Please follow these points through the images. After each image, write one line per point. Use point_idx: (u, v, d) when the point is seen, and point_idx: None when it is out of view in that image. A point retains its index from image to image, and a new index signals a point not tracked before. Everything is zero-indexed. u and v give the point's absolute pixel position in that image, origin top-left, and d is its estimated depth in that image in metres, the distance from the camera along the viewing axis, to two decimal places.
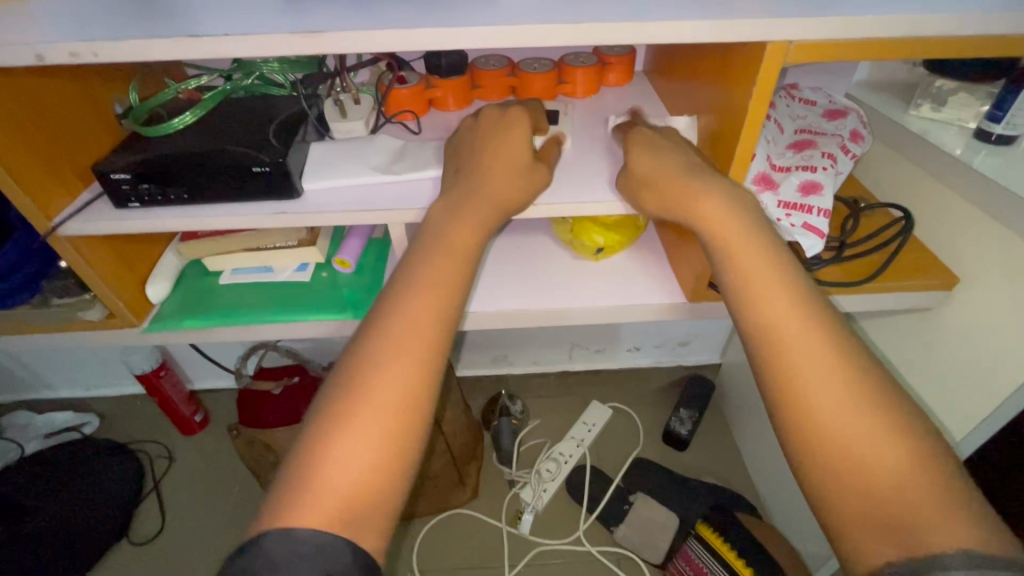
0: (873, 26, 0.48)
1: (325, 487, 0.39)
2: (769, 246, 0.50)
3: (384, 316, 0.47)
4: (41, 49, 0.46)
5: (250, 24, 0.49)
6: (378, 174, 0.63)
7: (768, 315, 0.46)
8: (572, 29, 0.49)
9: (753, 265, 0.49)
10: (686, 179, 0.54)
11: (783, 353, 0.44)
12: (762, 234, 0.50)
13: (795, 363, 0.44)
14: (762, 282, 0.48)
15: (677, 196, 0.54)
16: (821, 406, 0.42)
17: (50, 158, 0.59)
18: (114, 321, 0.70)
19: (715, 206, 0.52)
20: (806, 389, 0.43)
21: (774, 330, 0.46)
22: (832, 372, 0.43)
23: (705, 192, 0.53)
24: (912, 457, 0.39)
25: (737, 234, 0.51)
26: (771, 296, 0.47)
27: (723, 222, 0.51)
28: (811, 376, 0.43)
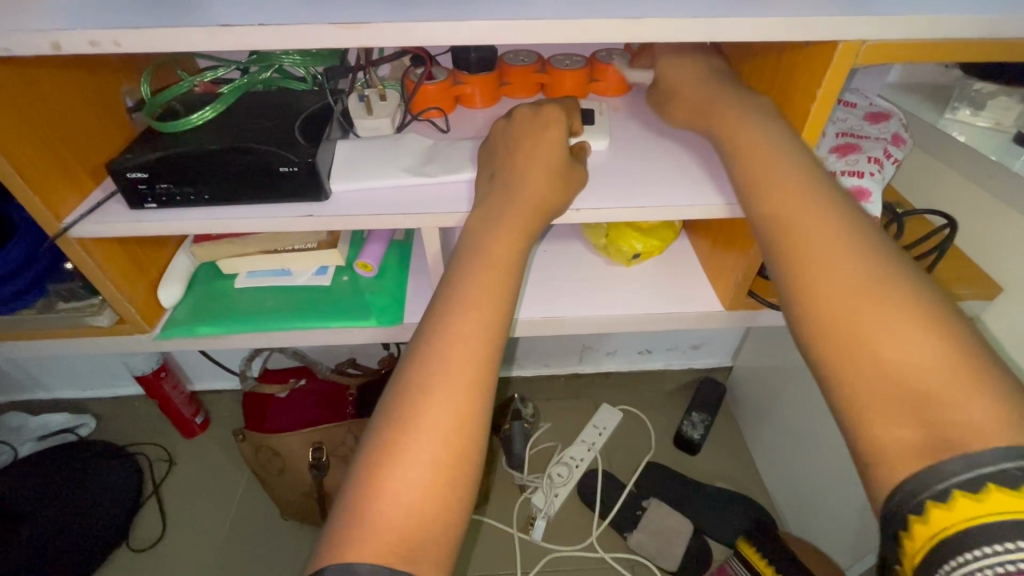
0: (952, 24, 0.45)
1: (382, 522, 0.40)
2: (782, 137, 0.48)
3: (433, 342, 0.46)
4: (58, 37, 0.43)
5: (284, 14, 0.45)
6: (410, 175, 0.60)
7: (773, 194, 0.44)
8: (632, 24, 0.46)
9: (762, 153, 0.47)
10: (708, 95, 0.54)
11: (791, 232, 0.42)
12: (774, 130, 0.48)
13: (805, 240, 0.41)
14: (771, 167, 0.46)
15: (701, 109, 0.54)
16: (829, 282, 0.39)
17: (60, 154, 0.55)
18: (124, 327, 0.67)
19: (731, 111, 0.51)
20: (815, 264, 0.40)
21: (783, 210, 0.43)
22: (846, 248, 0.40)
23: (721, 102, 0.53)
24: (935, 332, 0.36)
25: (748, 128, 0.49)
26: (780, 178, 0.45)
27: (734, 122, 0.50)
28: (822, 250, 0.40)
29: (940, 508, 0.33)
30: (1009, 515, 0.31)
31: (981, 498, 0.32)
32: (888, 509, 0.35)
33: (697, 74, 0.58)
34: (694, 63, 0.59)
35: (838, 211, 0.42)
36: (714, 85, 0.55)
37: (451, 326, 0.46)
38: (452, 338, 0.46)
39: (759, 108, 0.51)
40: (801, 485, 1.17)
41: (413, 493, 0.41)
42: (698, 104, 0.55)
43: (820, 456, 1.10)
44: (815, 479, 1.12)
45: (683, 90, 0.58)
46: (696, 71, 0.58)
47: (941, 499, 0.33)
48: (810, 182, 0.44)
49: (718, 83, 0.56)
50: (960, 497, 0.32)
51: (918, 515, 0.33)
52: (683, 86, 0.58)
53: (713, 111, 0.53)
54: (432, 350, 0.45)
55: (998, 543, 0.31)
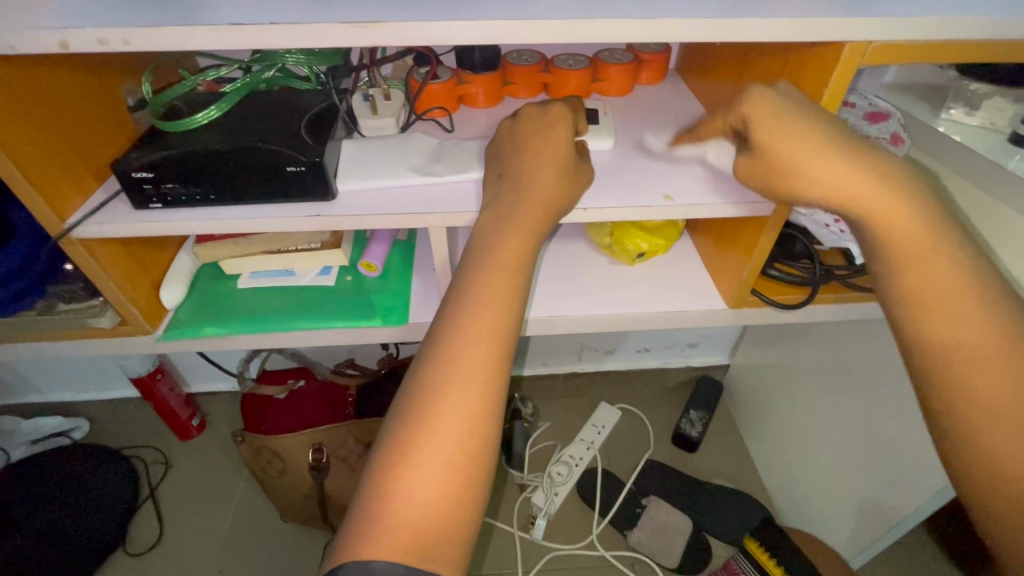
0: (957, 24, 0.46)
1: (397, 520, 0.40)
2: (940, 229, 0.45)
3: (444, 340, 0.46)
4: (65, 35, 0.42)
5: (296, 12, 0.45)
6: (417, 175, 0.60)
7: (932, 299, 0.44)
8: (642, 24, 0.46)
9: (923, 254, 0.44)
10: (850, 170, 0.45)
11: (947, 349, 0.43)
12: (931, 215, 0.45)
13: (964, 358, 0.43)
14: (932, 271, 0.44)
15: (837, 187, 0.45)
16: (986, 395, 0.42)
17: (63, 154, 0.54)
18: (126, 328, 0.66)
19: (881, 192, 0.44)
20: (972, 380, 0.42)
21: (942, 327, 0.44)
22: (1005, 362, 0.42)
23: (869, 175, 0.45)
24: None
25: (907, 220, 0.44)
26: (939, 286, 0.44)
27: (893, 211, 0.44)
28: (982, 368, 0.42)
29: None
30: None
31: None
32: None
33: (826, 134, 0.46)
34: (808, 116, 0.46)
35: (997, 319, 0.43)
36: (852, 150, 0.45)
37: (463, 325, 0.46)
38: (465, 338, 0.45)
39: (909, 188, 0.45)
40: (799, 482, 1.17)
41: (428, 491, 0.41)
42: (839, 181, 0.45)
43: (818, 453, 1.11)
44: (814, 476, 1.13)
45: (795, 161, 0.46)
46: (816, 129, 0.46)
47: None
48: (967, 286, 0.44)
49: (855, 144, 0.46)
50: None
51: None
52: (797, 160, 0.46)
53: (863, 191, 0.44)
54: (444, 349, 0.45)
55: None
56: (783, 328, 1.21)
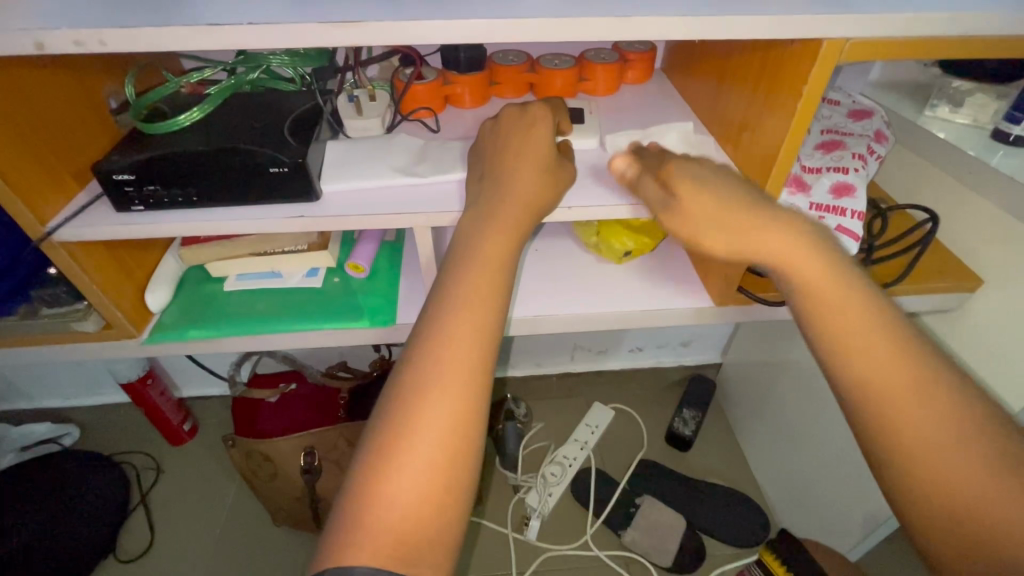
0: (932, 23, 0.46)
1: (381, 525, 0.40)
2: (852, 279, 0.46)
3: (426, 341, 0.45)
4: (40, 36, 0.42)
5: (272, 13, 0.45)
6: (401, 175, 0.60)
7: (861, 348, 0.43)
8: (620, 23, 0.46)
9: (833, 297, 0.45)
10: (752, 218, 0.48)
11: (875, 399, 0.42)
12: (837, 260, 0.46)
13: (893, 398, 0.42)
14: (843, 313, 0.44)
15: (745, 235, 0.48)
16: (925, 439, 0.40)
17: (43, 156, 0.54)
18: (111, 332, 0.66)
19: (786, 242, 0.46)
20: (903, 421, 0.41)
21: (867, 375, 0.43)
22: (930, 405, 0.41)
23: (772, 220, 0.48)
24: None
25: (809, 261, 0.46)
26: (855, 332, 0.44)
27: (799, 256, 0.46)
28: (916, 416, 0.41)
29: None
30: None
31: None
32: None
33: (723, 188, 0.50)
34: (720, 176, 0.52)
35: (920, 364, 0.42)
36: (757, 200, 0.49)
37: (445, 327, 0.46)
38: (446, 340, 0.45)
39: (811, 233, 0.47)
40: (792, 479, 1.18)
41: (410, 494, 0.41)
42: (747, 225, 0.48)
43: (811, 450, 1.11)
44: (806, 473, 1.13)
45: (711, 211, 0.49)
46: (716, 184, 0.50)
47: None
48: (888, 333, 0.44)
49: (754, 198, 0.50)
50: None
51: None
52: (705, 213, 0.49)
53: (762, 234, 0.47)
54: (425, 351, 0.45)
55: None
56: (774, 326, 1.21)
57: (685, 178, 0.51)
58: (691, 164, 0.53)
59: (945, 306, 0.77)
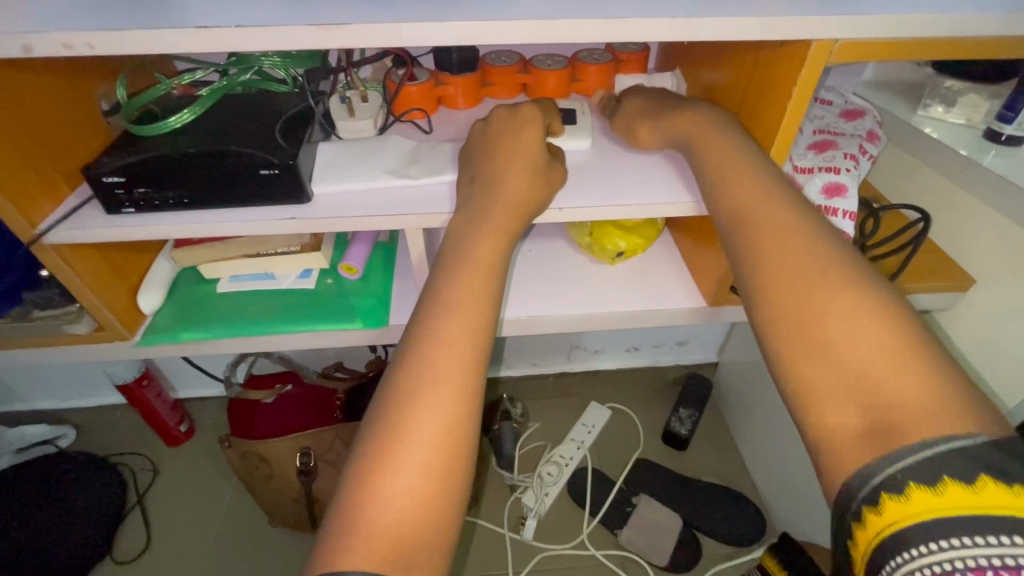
0: (920, 23, 0.46)
1: (375, 528, 0.40)
2: (744, 141, 0.50)
3: (418, 344, 0.45)
4: (29, 40, 0.42)
5: (262, 16, 0.45)
6: (392, 177, 0.60)
7: (738, 190, 0.47)
8: (609, 25, 0.46)
9: (726, 158, 0.49)
10: (674, 110, 0.57)
11: (751, 241, 0.44)
12: (739, 136, 0.51)
13: (761, 225, 0.44)
14: (733, 171, 0.48)
15: (666, 121, 0.57)
16: (783, 260, 0.42)
17: (34, 159, 0.54)
18: (103, 334, 0.66)
19: (695, 117, 0.54)
20: (769, 245, 0.43)
21: (746, 208, 0.46)
22: (800, 244, 0.42)
23: (688, 110, 0.56)
24: (882, 318, 0.38)
25: (710, 134, 0.52)
26: (742, 186, 0.47)
27: (702, 125, 0.53)
28: (779, 240, 0.43)
29: (874, 513, 0.34)
30: (996, 512, 0.31)
31: (908, 497, 0.33)
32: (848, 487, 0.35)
33: (658, 103, 0.61)
34: (667, 94, 0.62)
35: (799, 213, 0.44)
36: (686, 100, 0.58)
37: (436, 329, 0.46)
38: (438, 342, 0.45)
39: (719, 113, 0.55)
40: (788, 478, 1.18)
41: (404, 497, 0.41)
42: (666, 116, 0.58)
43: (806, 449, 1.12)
44: (801, 472, 1.14)
45: (646, 114, 0.61)
46: (655, 101, 0.62)
47: (874, 503, 0.34)
48: (775, 186, 0.46)
49: (680, 102, 0.59)
50: (889, 499, 0.34)
51: (858, 523, 0.35)
52: (642, 118, 0.61)
53: (676, 116, 0.56)
54: (418, 353, 0.45)
55: (931, 543, 0.32)
56: None
57: (637, 101, 0.64)
58: (649, 92, 0.65)
59: (938, 305, 0.77)
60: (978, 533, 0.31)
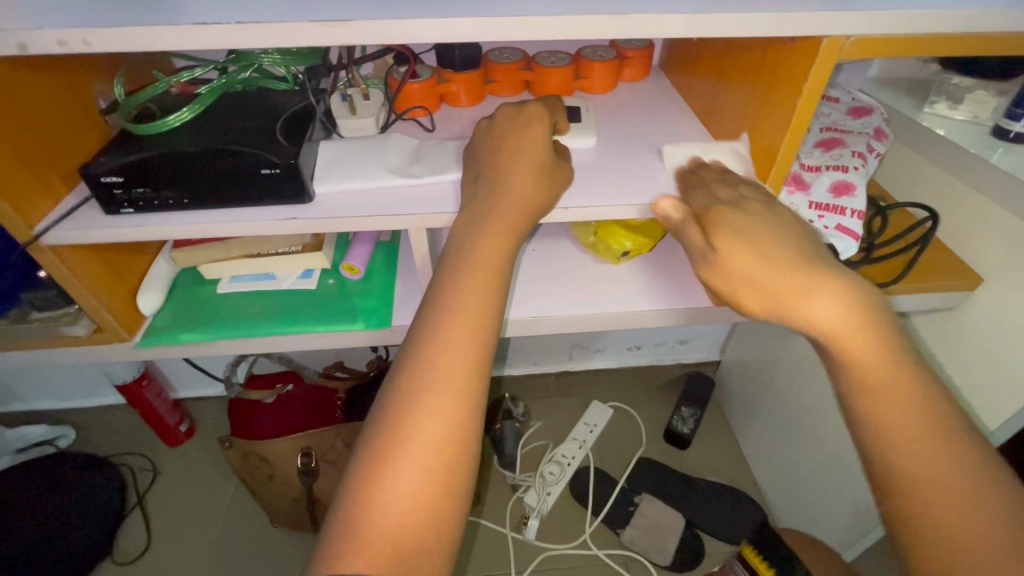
0: (932, 19, 0.46)
1: (375, 532, 0.39)
2: (889, 335, 0.41)
3: (421, 346, 0.45)
4: (23, 37, 0.41)
5: (261, 12, 0.44)
6: (394, 176, 0.59)
7: (884, 411, 0.41)
8: (616, 22, 0.45)
9: (883, 383, 0.41)
10: (789, 269, 0.43)
11: (921, 495, 0.39)
12: (894, 338, 0.41)
13: (914, 460, 0.40)
14: (890, 397, 0.41)
15: (777, 289, 0.43)
16: (944, 510, 0.38)
17: (30, 158, 0.53)
18: (102, 336, 0.65)
19: (826, 300, 0.41)
20: (925, 483, 0.39)
21: (896, 436, 0.40)
22: (977, 514, 0.38)
23: (820, 296, 0.42)
24: None
25: (862, 344, 0.41)
26: (902, 417, 0.40)
27: (836, 313, 0.41)
28: (934, 484, 0.39)
29: None
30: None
31: None
32: None
33: (758, 233, 0.46)
34: (772, 226, 0.46)
35: (957, 443, 0.40)
36: (815, 263, 0.43)
37: (438, 331, 0.45)
38: (441, 345, 0.44)
39: (855, 292, 0.42)
40: (791, 478, 1.18)
41: (405, 500, 0.40)
42: (767, 275, 0.44)
43: (809, 448, 1.11)
44: (804, 471, 1.13)
45: (749, 272, 0.44)
46: (753, 224, 0.46)
47: None
48: (925, 405, 0.40)
49: (791, 241, 0.45)
50: None
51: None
52: (744, 276, 0.45)
53: (787, 284, 0.42)
54: (421, 356, 0.44)
55: None
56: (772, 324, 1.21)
57: (728, 228, 0.47)
58: (739, 210, 0.48)
59: (944, 305, 0.76)
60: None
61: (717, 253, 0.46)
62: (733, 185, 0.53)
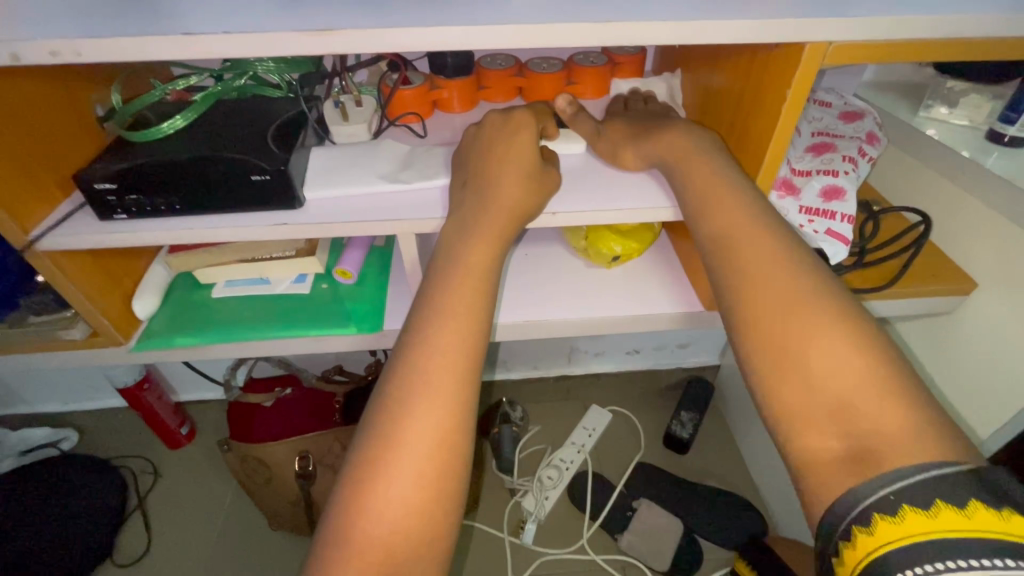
0: (915, 24, 0.46)
1: (368, 540, 0.39)
2: (721, 157, 0.51)
3: (411, 354, 0.45)
4: (17, 48, 0.42)
5: (249, 22, 0.45)
6: (385, 182, 0.59)
7: (719, 215, 0.47)
8: (599, 29, 0.46)
9: (714, 187, 0.48)
10: (656, 124, 0.58)
11: (737, 269, 0.44)
12: (721, 157, 0.51)
13: (743, 248, 0.45)
14: (718, 195, 0.48)
15: (647, 136, 0.57)
16: (769, 285, 0.42)
17: (26, 166, 0.54)
18: (98, 340, 0.66)
19: (676, 135, 0.54)
20: (750, 266, 0.44)
21: (728, 231, 0.46)
22: (795, 286, 0.41)
23: (674, 131, 0.55)
24: (861, 349, 0.38)
25: (699, 162, 0.51)
26: (734, 216, 0.46)
27: (681, 142, 0.53)
28: (757, 263, 0.43)
29: (865, 533, 0.35)
30: (993, 534, 0.32)
31: (935, 513, 0.33)
32: (837, 512, 0.36)
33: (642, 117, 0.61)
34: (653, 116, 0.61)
35: (782, 238, 0.44)
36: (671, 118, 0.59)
37: (429, 339, 0.45)
38: (431, 351, 0.45)
39: (701, 130, 0.55)
40: (789, 483, 1.17)
41: (398, 508, 0.40)
42: (638, 133, 0.59)
43: None
44: None
45: (627, 132, 0.60)
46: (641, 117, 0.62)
47: (863, 523, 0.35)
48: (751, 206, 0.47)
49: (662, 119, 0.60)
50: (910, 511, 0.34)
51: (862, 527, 0.35)
52: (624, 140, 0.60)
53: (653, 134, 0.56)
54: (410, 363, 0.44)
55: (940, 562, 0.32)
56: None
57: (622, 121, 0.62)
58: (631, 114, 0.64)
59: (940, 309, 0.76)
60: (983, 556, 0.32)
61: (607, 132, 0.63)
62: (648, 102, 0.68)
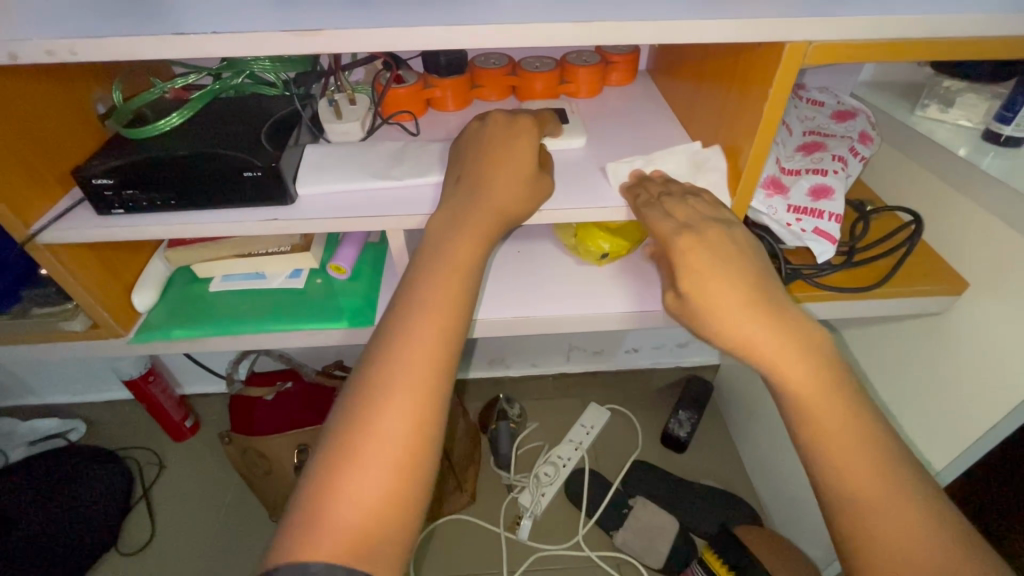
0: (896, 25, 0.46)
1: (338, 522, 0.40)
2: (811, 350, 0.48)
3: (392, 340, 0.46)
4: (14, 48, 0.44)
5: (241, 22, 0.46)
6: (375, 179, 0.60)
7: (809, 403, 0.46)
8: (582, 29, 0.46)
9: (802, 378, 0.47)
10: (743, 307, 0.49)
11: (831, 462, 0.45)
12: (809, 340, 0.48)
13: (835, 443, 0.45)
14: (817, 398, 0.46)
15: (733, 323, 0.49)
16: (864, 483, 0.44)
17: (28, 162, 0.56)
18: (98, 331, 0.68)
19: (766, 331, 0.48)
20: (842, 460, 0.45)
21: (821, 426, 0.46)
22: (884, 483, 0.44)
23: (763, 323, 0.48)
24: (947, 544, 0.42)
25: (792, 359, 0.47)
26: (827, 407, 0.46)
27: (771, 343, 0.48)
28: (848, 457, 0.45)
29: None
30: None
31: None
32: None
33: (715, 259, 0.52)
34: (726, 258, 0.52)
35: (867, 427, 0.46)
36: (760, 305, 0.49)
37: (410, 329, 0.46)
38: (412, 339, 0.46)
39: (796, 321, 0.49)
40: (786, 483, 1.17)
41: (370, 494, 0.41)
42: (722, 306, 0.50)
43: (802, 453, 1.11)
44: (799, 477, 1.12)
45: (713, 314, 0.50)
46: (710, 254, 0.52)
47: None
48: (839, 394, 0.47)
49: (742, 278, 0.51)
50: None
51: None
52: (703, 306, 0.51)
53: (740, 323, 0.49)
54: (391, 350, 0.46)
55: None
56: None
57: (689, 262, 0.52)
58: (692, 242, 0.53)
59: (931, 309, 0.75)
60: None
61: (687, 296, 0.52)
62: (664, 184, 0.59)
